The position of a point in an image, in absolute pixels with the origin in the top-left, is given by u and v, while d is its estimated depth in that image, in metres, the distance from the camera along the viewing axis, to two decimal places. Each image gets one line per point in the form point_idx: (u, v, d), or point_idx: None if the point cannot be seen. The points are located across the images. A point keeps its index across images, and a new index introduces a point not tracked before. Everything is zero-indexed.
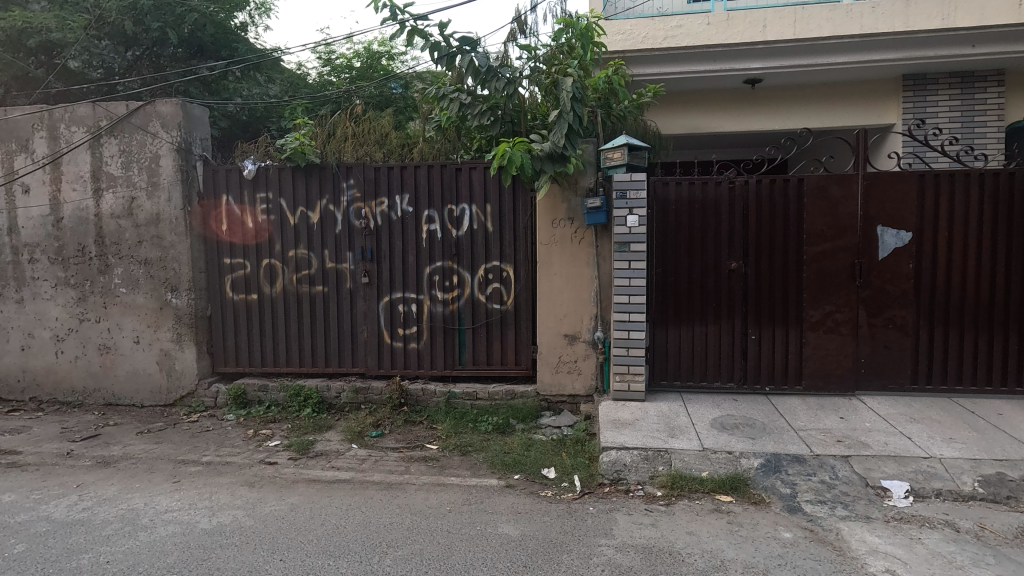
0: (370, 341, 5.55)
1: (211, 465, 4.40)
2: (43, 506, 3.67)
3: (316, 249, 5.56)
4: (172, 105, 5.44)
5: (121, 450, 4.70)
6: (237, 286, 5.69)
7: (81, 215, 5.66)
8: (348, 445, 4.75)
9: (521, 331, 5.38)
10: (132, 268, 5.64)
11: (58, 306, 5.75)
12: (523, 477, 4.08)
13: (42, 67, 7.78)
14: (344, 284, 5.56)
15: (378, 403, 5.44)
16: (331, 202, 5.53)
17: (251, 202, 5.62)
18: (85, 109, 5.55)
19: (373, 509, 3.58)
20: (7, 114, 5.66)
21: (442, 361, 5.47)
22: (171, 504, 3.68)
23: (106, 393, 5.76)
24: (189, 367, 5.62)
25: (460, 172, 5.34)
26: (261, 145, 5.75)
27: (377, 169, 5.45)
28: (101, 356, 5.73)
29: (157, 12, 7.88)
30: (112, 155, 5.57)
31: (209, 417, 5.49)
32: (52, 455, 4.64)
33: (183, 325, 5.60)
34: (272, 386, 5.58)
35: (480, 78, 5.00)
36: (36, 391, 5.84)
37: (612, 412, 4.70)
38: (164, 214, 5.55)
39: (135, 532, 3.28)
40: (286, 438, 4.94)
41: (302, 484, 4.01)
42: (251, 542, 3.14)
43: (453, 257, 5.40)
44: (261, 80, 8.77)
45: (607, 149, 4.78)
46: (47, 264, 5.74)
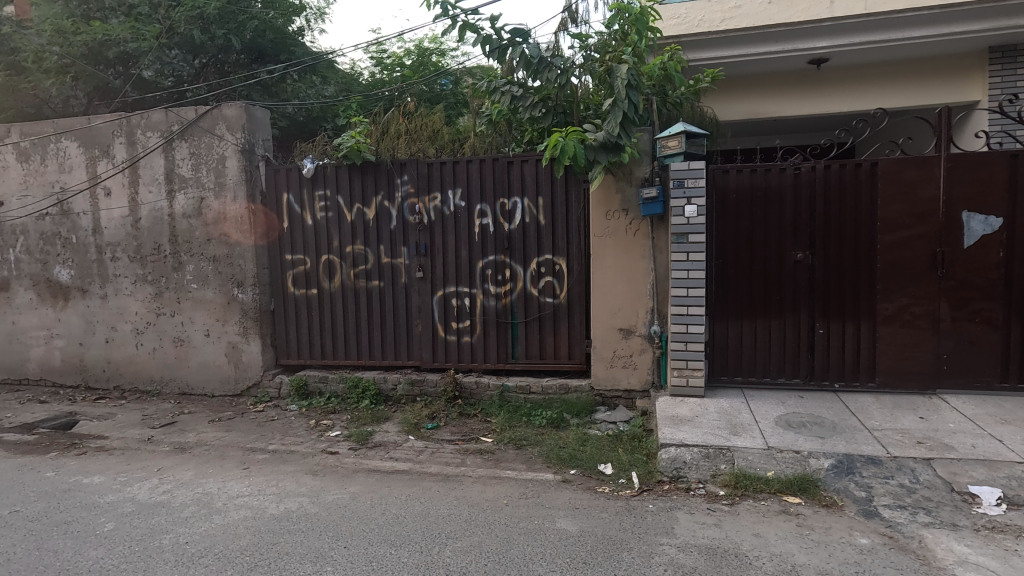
0: (425, 334, 5.63)
1: (277, 453, 4.59)
2: (128, 488, 3.92)
3: (372, 245, 5.69)
4: (237, 108, 5.68)
5: (195, 438, 4.97)
6: (297, 282, 5.90)
7: (157, 215, 6.01)
8: (405, 436, 4.85)
9: (575, 325, 5.32)
10: (202, 265, 5.94)
11: (137, 302, 6.14)
12: (579, 472, 4.03)
13: (120, 77, 8.25)
14: (399, 279, 5.67)
15: (433, 395, 5.51)
16: (386, 198, 5.64)
17: (310, 201, 5.80)
18: (159, 115, 5.88)
19: (432, 501, 3.62)
20: (90, 122, 6.07)
21: (495, 355, 5.48)
22: (242, 490, 3.86)
23: (180, 383, 6.10)
24: (254, 359, 5.88)
25: (512, 166, 5.32)
26: (319, 145, 5.92)
27: (430, 164, 5.52)
28: (176, 348, 6.07)
29: (222, 21, 8.25)
30: (182, 158, 5.88)
31: (273, 407, 5.72)
32: (135, 441, 4.96)
33: (248, 318, 5.85)
34: (331, 377, 5.76)
35: (532, 69, 4.95)
36: (118, 381, 6.27)
37: (670, 408, 4.57)
38: (230, 213, 5.80)
39: (211, 515, 3.46)
40: (346, 428, 5.08)
41: (362, 475, 4.11)
42: (317, 529, 3.24)
43: (505, 251, 5.39)
44: (317, 82, 9.00)
45: (664, 137, 4.64)
46: (127, 262, 6.14)
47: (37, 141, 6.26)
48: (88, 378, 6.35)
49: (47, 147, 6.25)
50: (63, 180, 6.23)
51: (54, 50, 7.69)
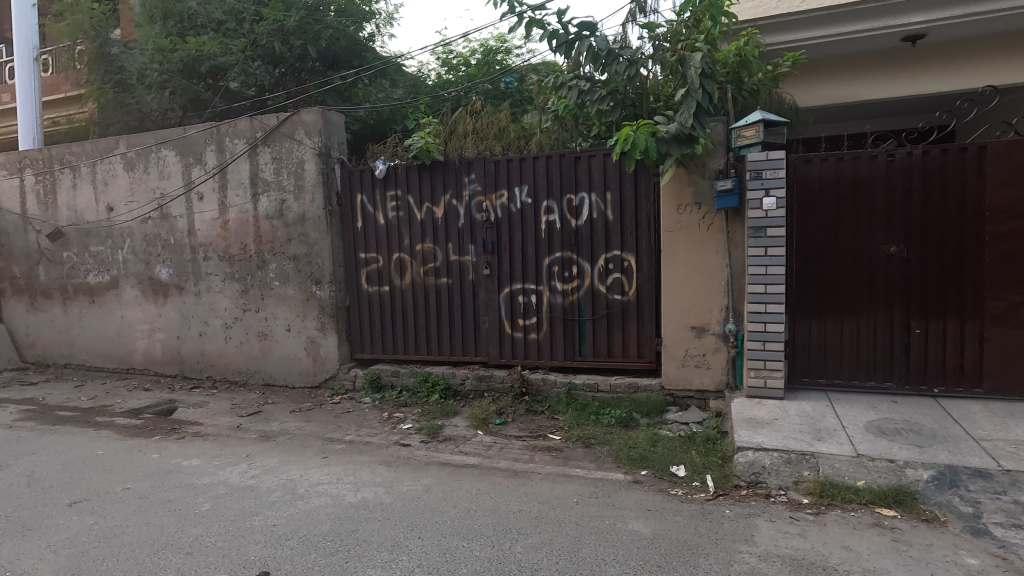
0: (492, 331, 5.68)
1: (353, 444, 4.78)
2: (221, 471, 4.22)
3: (440, 243, 5.81)
4: (314, 114, 5.97)
5: (279, 427, 5.28)
6: (371, 279, 6.12)
7: (244, 217, 6.41)
8: (474, 431, 4.92)
9: (644, 322, 5.19)
10: (283, 264, 6.28)
11: (227, 298, 6.58)
12: (650, 473, 3.93)
13: (210, 89, 8.76)
14: (467, 276, 5.75)
15: (501, 391, 5.54)
16: (454, 197, 5.74)
17: (382, 201, 6.00)
18: (245, 123, 6.27)
19: (502, 496, 3.65)
20: (186, 132, 6.57)
21: (562, 352, 5.45)
22: (322, 477, 4.05)
23: (264, 374, 6.49)
24: (332, 353, 6.15)
25: (579, 161, 5.26)
26: (389, 146, 6.11)
27: (497, 162, 5.56)
28: (260, 342, 6.46)
29: (300, 31, 8.66)
30: (265, 163, 6.24)
31: (349, 399, 5.96)
32: (226, 428, 5.33)
33: (326, 314, 6.13)
34: (403, 372, 5.93)
35: (600, 62, 4.86)
36: (211, 371, 6.75)
37: (747, 410, 4.37)
38: (309, 214, 6.09)
39: (295, 500, 3.65)
40: (417, 422, 5.22)
41: (434, 467, 4.20)
42: (392, 518, 3.35)
43: (573, 248, 5.34)
44: (387, 85, 9.20)
45: (739, 127, 4.48)
46: (218, 262, 6.60)
47: (141, 151, 6.85)
48: (185, 368, 6.89)
49: (149, 157, 6.82)
50: (163, 187, 6.78)
51: (155, 67, 8.37)
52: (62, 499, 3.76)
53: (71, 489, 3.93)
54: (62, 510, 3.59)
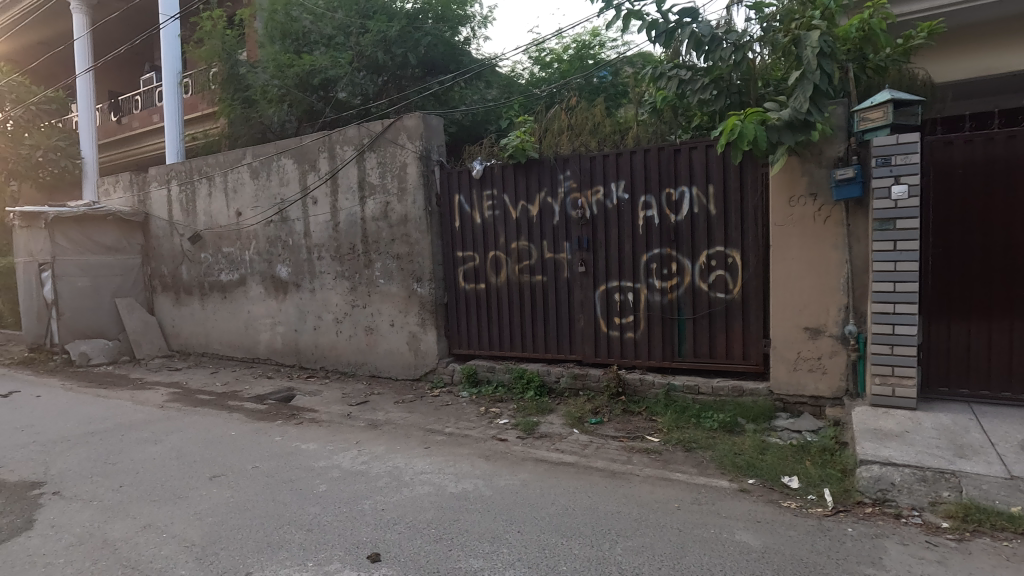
0: (587, 329, 5.63)
1: (453, 436, 4.95)
2: (335, 455, 4.55)
3: (536, 241, 5.85)
4: (416, 118, 6.24)
5: (385, 416, 5.59)
6: (468, 277, 6.30)
7: (352, 219, 6.85)
8: (570, 429, 4.91)
9: (750, 322, 4.88)
10: (388, 263, 6.63)
11: (337, 295, 7.07)
12: (759, 483, 3.70)
13: (322, 101, 9.29)
14: (561, 274, 5.74)
15: (596, 390, 5.47)
16: (550, 194, 5.75)
17: (479, 200, 6.15)
18: (353, 131, 6.70)
19: (600, 496, 3.61)
20: (303, 141, 7.14)
21: (661, 352, 5.27)
22: (425, 467, 4.24)
23: (370, 366, 6.90)
24: (432, 347, 6.41)
25: (679, 154, 5.06)
26: (486, 147, 6.28)
27: (593, 158, 5.50)
28: (367, 336, 6.88)
29: (402, 40, 9.09)
30: (371, 167, 6.62)
31: (447, 392, 6.18)
32: (338, 415, 5.74)
33: (426, 311, 6.40)
34: (498, 367, 6.03)
35: (703, 49, 4.63)
36: (324, 362, 7.30)
37: (871, 420, 3.98)
38: (411, 215, 6.38)
39: (401, 487, 3.85)
40: (513, 417, 5.29)
41: (530, 463, 4.25)
42: (492, 511, 3.42)
43: (672, 244, 5.16)
44: (482, 87, 9.36)
45: (864, 109, 4.08)
46: (330, 261, 7.10)
47: (264, 161, 7.54)
48: (302, 358, 7.50)
49: (271, 165, 7.49)
50: (283, 193, 7.41)
51: (275, 83, 9.13)
52: (204, 473, 4.24)
53: (211, 464, 4.42)
54: (205, 482, 4.04)
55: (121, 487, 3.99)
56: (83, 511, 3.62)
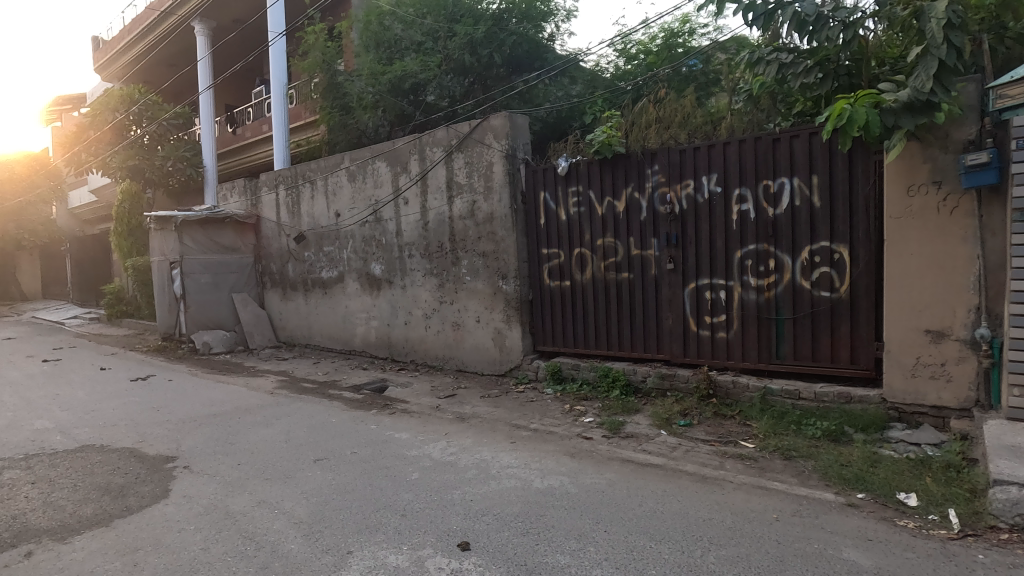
0: (676, 328, 5.46)
1: (538, 432, 4.99)
2: (426, 446, 4.75)
3: (622, 237, 5.75)
4: (502, 118, 6.33)
5: (472, 410, 5.74)
6: (552, 274, 6.31)
7: (441, 218, 7.08)
8: (657, 430, 4.77)
9: (859, 323, 4.49)
10: (474, 260, 6.79)
11: (426, 291, 7.35)
12: (869, 498, 3.41)
13: (412, 105, 9.71)
14: (649, 271, 5.61)
15: (685, 391, 5.29)
16: (637, 189, 5.62)
17: (564, 197, 6.14)
18: (442, 133, 6.92)
19: (690, 501, 3.48)
20: (395, 144, 7.49)
21: (756, 353, 4.99)
22: (511, 461, 4.31)
23: (457, 361, 7.11)
24: (517, 344, 6.49)
25: (778, 143, 4.77)
26: (571, 144, 6.26)
27: (682, 151, 5.31)
28: (454, 331, 7.10)
29: (488, 42, 9.27)
30: (459, 167, 6.80)
31: (532, 388, 6.23)
32: (428, 407, 5.98)
33: (511, 307, 6.48)
34: (583, 365, 5.99)
35: (807, 30, 4.31)
36: (414, 356, 7.62)
37: (1007, 436, 3.53)
38: (497, 213, 6.49)
39: (489, 480, 3.95)
40: (598, 416, 5.24)
41: (617, 463, 4.19)
42: (579, 509, 3.42)
43: (769, 239, 4.87)
44: (567, 83, 9.33)
45: (1001, 85, 3.55)
46: (420, 259, 7.39)
47: (361, 164, 7.99)
48: (394, 352, 7.88)
49: (367, 168, 7.92)
50: (377, 194, 7.81)
51: (370, 90, 9.62)
52: (309, 456, 4.58)
53: (315, 448, 4.77)
54: (310, 464, 4.37)
55: (239, 465, 4.41)
56: (209, 484, 4.04)
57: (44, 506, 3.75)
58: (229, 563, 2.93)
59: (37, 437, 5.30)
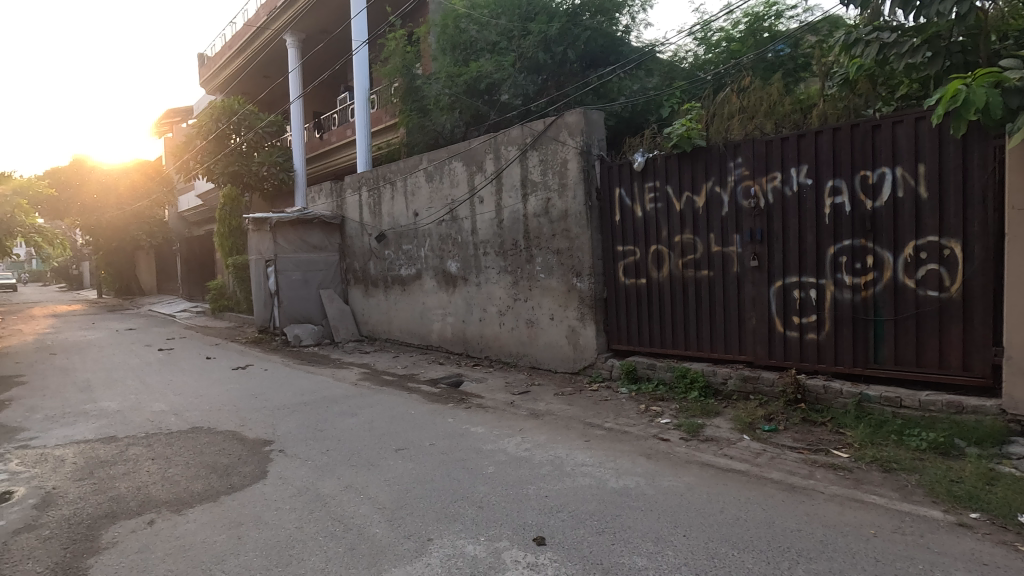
0: (760, 328, 5.21)
1: (613, 431, 4.94)
2: (501, 440, 4.83)
3: (701, 233, 5.55)
4: (577, 114, 6.29)
5: (545, 407, 5.77)
6: (628, 272, 6.20)
7: (515, 216, 7.15)
8: (739, 435, 4.57)
9: (973, 326, 4.07)
10: (548, 258, 6.80)
11: (501, 289, 7.45)
12: (985, 519, 3.09)
13: (487, 104, 9.86)
14: (730, 268, 5.38)
15: (770, 395, 5.03)
16: (718, 183, 5.42)
17: (641, 193, 6.01)
18: (517, 131, 6.99)
19: (776, 510, 3.32)
20: (471, 144, 7.64)
21: (850, 357, 4.66)
22: (586, 459, 4.29)
23: (531, 358, 7.16)
24: (591, 342, 6.44)
25: (878, 129, 4.42)
26: (647, 138, 6.13)
27: (769, 141, 5.05)
28: (528, 328, 7.15)
29: (563, 38, 9.22)
30: (534, 165, 6.83)
31: (606, 387, 6.14)
32: (502, 402, 6.08)
33: (585, 305, 6.44)
34: (659, 365, 5.85)
35: (913, 6, 3.96)
36: (488, 352, 7.76)
37: None
38: (571, 210, 6.47)
39: (564, 477, 3.95)
40: (675, 417, 5.09)
41: (696, 467, 4.06)
42: (656, 511, 3.35)
43: (867, 234, 4.52)
44: (643, 76, 9.10)
45: None
46: (494, 256, 7.51)
47: (438, 165, 8.22)
48: (469, 347, 8.06)
49: (443, 168, 8.15)
50: (454, 193, 8.02)
51: (447, 92, 9.87)
52: (391, 445, 4.79)
53: (396, 438, 4.98)
54: (392, 454, 4.57)
55: (328, 451, 4.69)
56: (302, 468, 4.33)
57: (163, 479, 4.18)
58: (321, 542, 3.13)
59: (156, 418, 5.91)
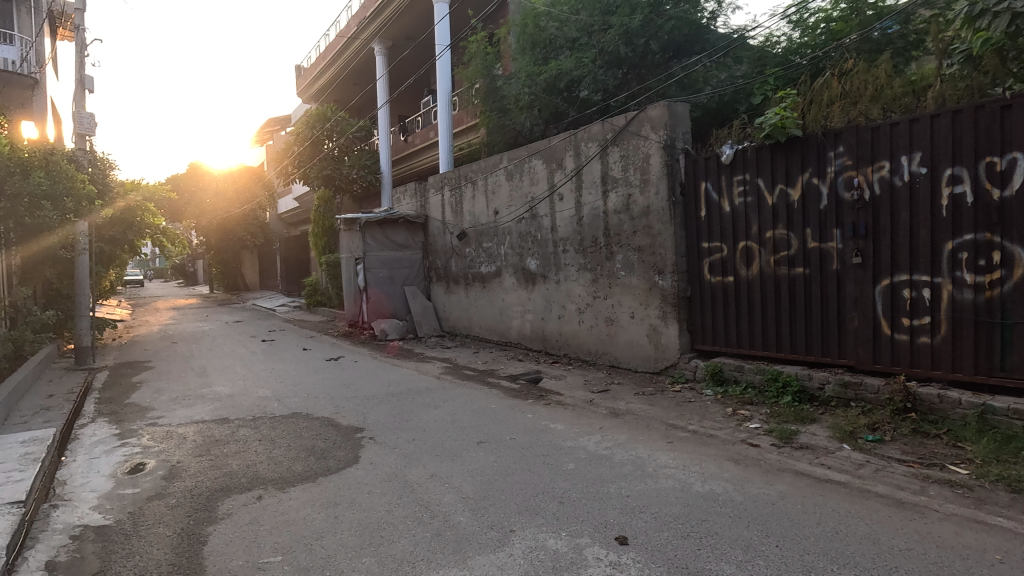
0: (863, 330, 4.82)
1: (698, 434, 4.77)
2: (581, 438, 4.81)
3: (796, 229, 5.23)
4: (661, 107, 6.12)
5: (626, 406, 5.68)
6: (714, 269, 5.97)
7: (595, 213, 7.09)
8: (838, 444, 4.26)
9: None
10: (629, 255, 6.69)
11: (580, 286, 7.42)
12: None
13: (566, 102, 9.82)
14: (829, 265, 5.02)
15: (874, 403, 4.65)
16: (816, 175, 5.08)
17: (728, 187, 5.77)
18: (598, 127, 6.92)
19: (881, 526, 3.07)
20: (551, 142, 7.65)
21: (971, 364, 4.21)
22: (669, 461, 4.19)
23: (610, 356, 7.07)
24: (673, 341, 6.26)
25: (1009, 111, 3.95)
26: (736, 130, 5.88)
27: (874, 128, 4.66)
28: (608, 326, 7.06)
29: (645, 29, 8.93)
30: (615, 161, 6.74)
31: (690, 388, 5.94)
32: (582, 400, 6.05)
33: (668, 303, 6.27)
34: (748, 367, 5.58)
35: None
36: (567, 349, 7.75)
37: None
38: (653, 207, 6.32)
39: (645, 477, 3.89)
40: (766, 422, 4.84)
41: (789, 475, 3.84)
42: (745, 518, 3.21)
43: (993, 227, 4.06)
44: (730, 64, 8.68)
45: None
46: (574, 254, 7.49)
47: (518, 163, 8.31)
48: (548, 345, 8.08)
49: (523, 167, 8.22)
50: (533, 191, 8.08)
51: (526, 91, 9.96)
52: (473, 438, 4.92)
53: (478, 431, 5.11)
54: (474, 446, 4.69)
55: (414, 440, 4.91)
56: (390, 455, 4.56)
57: (268, 459, 4.56)
58: (409, 526, 3.28)
59: (261, 403, 6.44)
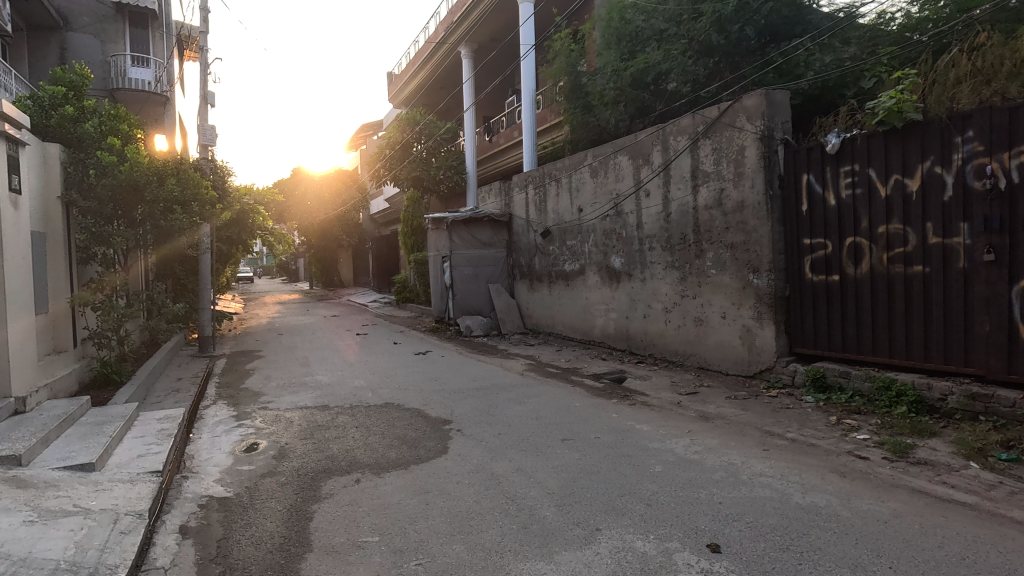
0: (996, 336, 4.30)
1: (798, 442, 4.49)
2: (669, 440, 4.69)
3: (915, 223, 4.76)
4: (757, 96, 5.80)
5: (716, 410, 5.45)
6: (816, 267, 5.57)
7: (684, 209, 6.85)
8: (963, 461, 3.84)
9: None
10: (720, 252, 6.41)
11: (667, 285, 7.21)
12: None
13: (653, 95, 9.54)
14: (954, 263, 4.52)
15: (1008, 418, 4.13)
16: (939, 163, 4.59)
17: (834, 179, 5.37)
18: (688, 120, 6.68)
19: (1019, 556, 2.73)
20: (638, 137, 7.50)
21: None
22: (765, 469, 3.98)
23: (699, 358, 6.81)
24: (769, 343, 5.92)
25: None
26: (844, 117, 5.46)
27: (1012, 109, 4.14)
28: (697, 326, 6.81)
29: (739, 16, 8.36)
30: (706, 155, 6.48)
31: (787, 394, 5.60)
32: (669, 402, 5.89)
33: (764, 304, 5.94)
34: (855, 373, 5.15)
35: None
36: (653, 349, 7.56)
37: None
38: (748, 201, 6.01)
39: (739, 484, 3.72)
40: (875, 434, 4.46)
41: (903, 492, 3.52)
42: (853, 535, 2.99)
43: None
44: (837, 45, 7.99)
45: None
46: (661, 252, 7.29)
47: (603, 160, 8.22)
48: (633, 344, 7.92)
49: (608, 163, 8.12)
50: (618, 188, 7.96)
51: (611, 87, 9.82)
52: (557, 435, 4.94)
53: (562, 428, 5.13)
54: (559, 443, 4.71)
55: (500, 434, 5.02)
56: (477, 447, 4.69)
57: (365, 445, 4.86)
58: (496, 517, 3.36)
59: (357, 392, 6.85)
